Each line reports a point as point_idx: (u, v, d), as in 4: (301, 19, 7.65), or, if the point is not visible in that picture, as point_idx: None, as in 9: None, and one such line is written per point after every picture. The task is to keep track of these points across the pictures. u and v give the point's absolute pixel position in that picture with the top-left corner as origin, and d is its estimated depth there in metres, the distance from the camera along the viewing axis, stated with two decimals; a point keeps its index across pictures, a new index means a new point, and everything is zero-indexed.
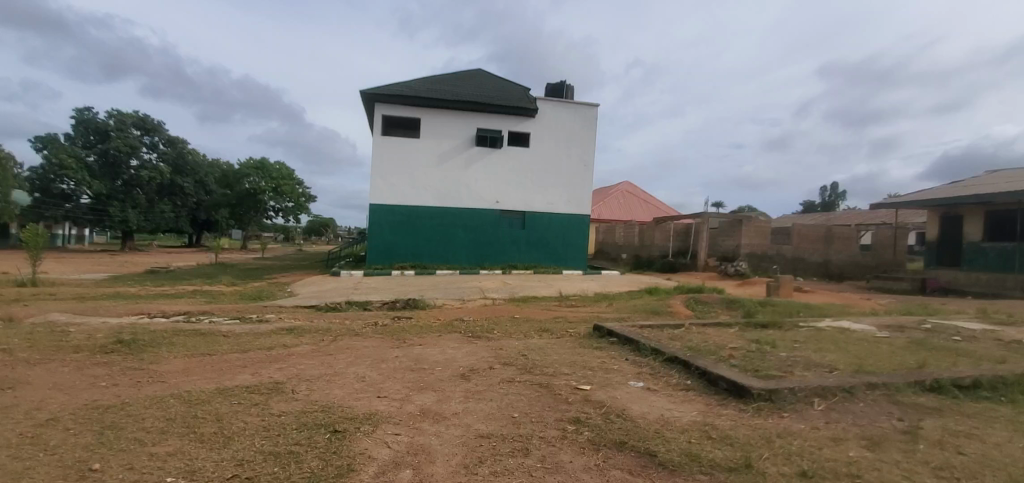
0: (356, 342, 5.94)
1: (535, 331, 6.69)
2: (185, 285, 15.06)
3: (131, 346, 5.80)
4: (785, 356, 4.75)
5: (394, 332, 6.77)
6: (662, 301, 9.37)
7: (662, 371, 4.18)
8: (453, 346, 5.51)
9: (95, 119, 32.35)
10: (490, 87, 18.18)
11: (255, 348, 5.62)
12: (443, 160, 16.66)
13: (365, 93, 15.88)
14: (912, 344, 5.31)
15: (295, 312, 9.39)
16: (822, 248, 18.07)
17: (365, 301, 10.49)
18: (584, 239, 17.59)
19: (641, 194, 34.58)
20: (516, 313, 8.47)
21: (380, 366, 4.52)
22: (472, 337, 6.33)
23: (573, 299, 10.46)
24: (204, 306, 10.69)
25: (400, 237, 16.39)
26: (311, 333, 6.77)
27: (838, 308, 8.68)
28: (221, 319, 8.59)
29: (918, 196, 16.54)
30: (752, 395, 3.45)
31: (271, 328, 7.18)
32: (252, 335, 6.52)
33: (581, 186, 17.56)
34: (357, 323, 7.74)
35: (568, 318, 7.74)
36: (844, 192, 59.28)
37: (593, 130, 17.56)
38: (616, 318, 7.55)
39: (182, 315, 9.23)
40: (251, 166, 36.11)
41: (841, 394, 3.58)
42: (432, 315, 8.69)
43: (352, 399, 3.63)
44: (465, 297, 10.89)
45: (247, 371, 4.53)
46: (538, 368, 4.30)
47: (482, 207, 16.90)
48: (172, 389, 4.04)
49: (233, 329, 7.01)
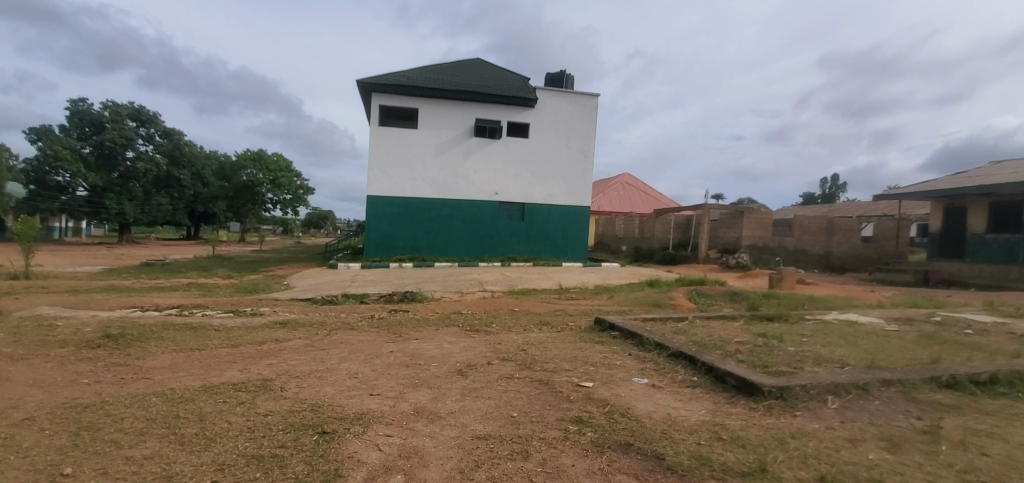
0: (350, 336, 5.77)
1: (535, 324, 6.54)
2: (180, 278, 14.90)
3: (119, 341, 5.63)
4: (793, 350, 4.59)
5: (390, 325, 6.61)
6: (663, 294, 9.21)
7: (666, 367, 4.03)
8: (451, 341, 5.35)
9: (89, 110, 31.98)
10: (489, 76, 17.92)
11: (246, 343, 5.46)
12: (441, 151, 16.42)
13: (361, 82, 15.60)
14: (924, 339, 5.16)
15: (291, 306, 9.23)
16: (824, 240, 17.86)
17: (362, 294, 10.31)
18: (583, 231, 17.41)
19: (641, 186, 34.35)
20: (515, 306, 8.31)
21: (374, 361, 4.35)
22: (470, 330, 6.17)
23: (573, 291, 10.30)
24: (199, 299, 10.53)
25: (398, 229, 16.20)
26: (305, 327, 6.61)
27: (843, 301, 8.52)
28: (215, 312, 8.43)
29: (920, 187, 16.36)
30: (763, 393, 3.30)
31: (264, 321, 7.01)
32: (244, 329, 6.36)
33: (581, 177, 17.34)
34: (352, 317, 7.58)
35: (568, 312, 7.58)
36: (844, 184, 59.11)
37: (594, 121, 17.32)
38: (617, 311, 7.40)
39: (175, 308, 9.06)
40: (248, 158, 35.79)
41: (855, 391, 3.43)
42: (430, 308, 8.53)
43: (344, 397, 3.47)
44: (463, 290, 10.72)
45: (236, 368, 4.37)
46: (538, 364, 4.14)
47: (481, 198, 16.70)
48: (156, 387, 3.88)
49: (226, 323, 6.85)
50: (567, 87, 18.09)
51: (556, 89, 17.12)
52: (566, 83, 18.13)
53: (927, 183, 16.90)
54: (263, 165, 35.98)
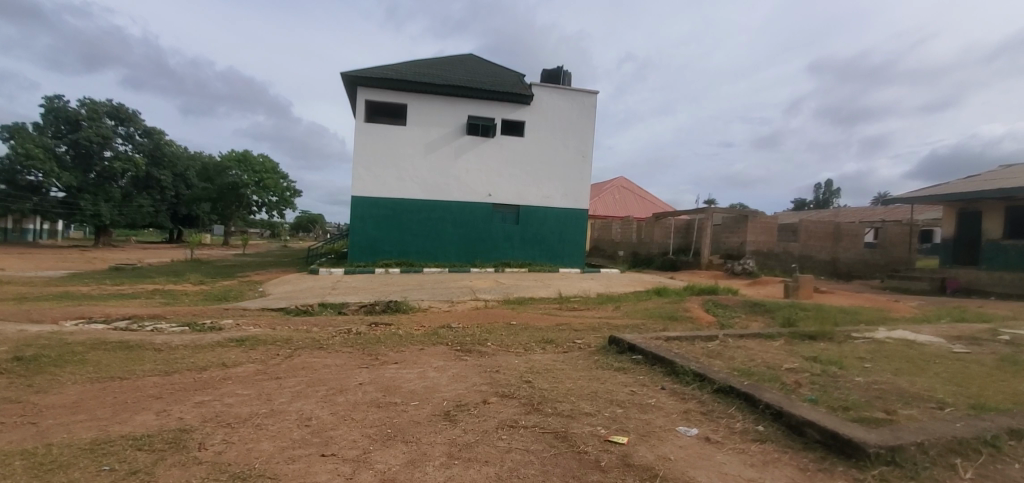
0: (316, 359, 4.75)
1: (536, 343, 5.57)
2: (146, 284, 13.67)
3: (28, 366, 4.56)
4: (864, 382, 3.71)
5: (365, 343, 5.59)
6: (676, 304, 8.27)
7: (718, 408, 3.10)
8: (436, 366, 4.34)
9: (66, 107, 30.63)
10: (483, 72, 17.04)
11: (184, 369, 4.41)
12: (431, 150, 15.46)
13: (347, 75, 14.60)
14: (1007, 365, 4.29)
15: (259, 317, 8.17)
16: (830, 246, 17.20)
17: (342, 303, 9.28)
18: (581, 235, 16.48)
19: (637, 190, 33.51)
20: (512, 319, 7.29)
21: (337, 399, 3.34)
22: (459, 351, 5.16)
23: (575, 302, 9.30)
24: (159, 309, 9.43)
25: (385, 232, 15.18)
26: (265, 346, 5.55)
27: (877, 314, 7.69)
28: (167, 326, 7.33)
29: (934, 191, 15.75)
30: (870, 457, 2.39)
31: (219, 338, 5.96)
32: (191, 349, 5.30)
33: (579, 178, 16.46)
34: (324, 332, 6.54)
35: (573, 326, 6.61)
36: (838, 190, 58.72)
37: (593, 120, 16.50)
38: (630, 326, 6.44)
39: (126, 321, 7.95)
40: (233, 158, 34.72)
41: (985, 450, 2.57)
42: (415, 320, 7.54)
43: (284, 461, 2.48)
44: (453, 299, 9.71)
45: (150, 410, 3.33)
46: (549, 404, 3.19)
47: (473, 200, 15.74)
48: (33, 441, 2.84)
49: (171, 339, 5.77)
50: (564, 84, 17.24)
51: (553, 86, 16.24)
52: (563, 80, 17.31)
53: (939, 187, 16.28)
54: (248, 167, 34.76)
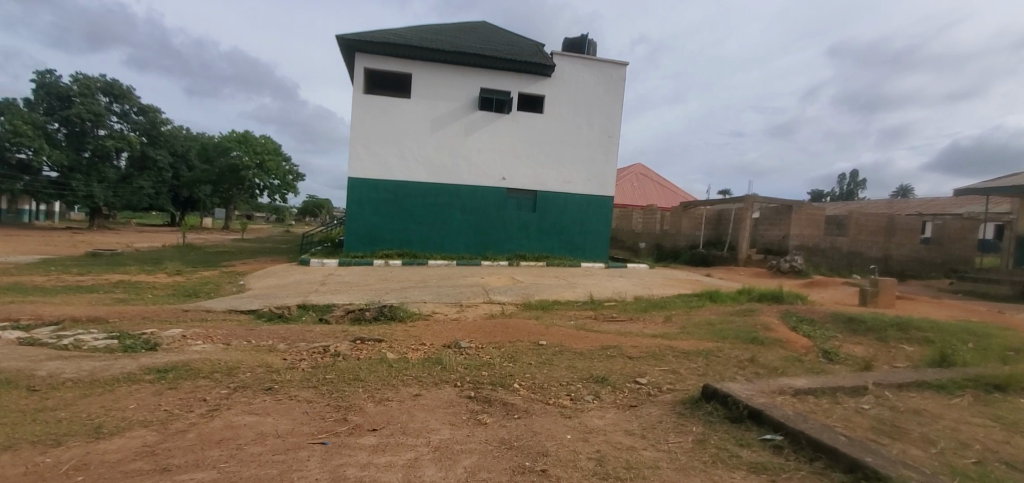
0: (247, 421, 3.00)
1: (588, 385, 3.83)
2: (114, 274, 12.06)
3: None
4: None
5: (343, 379, 3.91)
6: (747, 316, 6.50)
7: None
8: (438, 448, 2.59)
9: (57, 83, 28.95)
10: (497, 40, 15.11)
11: (27, 442, 2.71)
12: (438, 127, 13.63)
13: (342, 38, 12.76)
14: None
15: (218, 325, 6.47)
16: (882, 242, 15.32)
17: (328, 307, 7.58)
18: (604, 226, 14.66)
19: (656, 177, 31.40)
20: (541, 336, 5.58)
21: None
22: (474, 403, 3.41)
23: (611, 310, 7.47)
24: (107, 309, 7.75)
25: (386, 218, 13.48)
26: (193, 381, 3.85)
27: (1015, 336, 5.92)
28: (93, 337, 5.64)
29: (1011, 181, 13.74)
30: None
31: (136, 364, 4.23)
32: (76, 391, 3.57)
33: (603, 161, 14.59)
34: (290, 355, 4.84)
35: (625, 353, 4.85)
36: (864, 182, 55.96)
37: (620, 95, 14.55)
38: (706, 354, 4.70)
39: (50, 329, 6.26)
40: (234, 140, 33.34)
41: None
42: (414, 335, 5.78)
43: None
44: (462, 303, 7.93)
45: None
46: None
47: (485, 184, 13.94)
48: None
49: (68, 368, 4.07)
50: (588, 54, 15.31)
51: (577, 55, 14.29)
52: (587, 50, 15.40)
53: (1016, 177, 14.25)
54: (248, 148, 33.17)
